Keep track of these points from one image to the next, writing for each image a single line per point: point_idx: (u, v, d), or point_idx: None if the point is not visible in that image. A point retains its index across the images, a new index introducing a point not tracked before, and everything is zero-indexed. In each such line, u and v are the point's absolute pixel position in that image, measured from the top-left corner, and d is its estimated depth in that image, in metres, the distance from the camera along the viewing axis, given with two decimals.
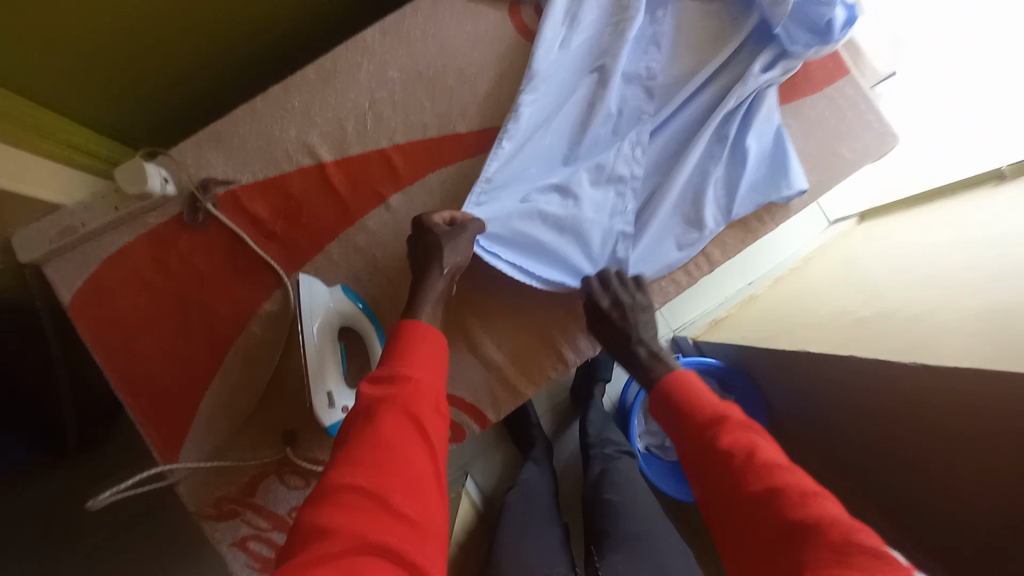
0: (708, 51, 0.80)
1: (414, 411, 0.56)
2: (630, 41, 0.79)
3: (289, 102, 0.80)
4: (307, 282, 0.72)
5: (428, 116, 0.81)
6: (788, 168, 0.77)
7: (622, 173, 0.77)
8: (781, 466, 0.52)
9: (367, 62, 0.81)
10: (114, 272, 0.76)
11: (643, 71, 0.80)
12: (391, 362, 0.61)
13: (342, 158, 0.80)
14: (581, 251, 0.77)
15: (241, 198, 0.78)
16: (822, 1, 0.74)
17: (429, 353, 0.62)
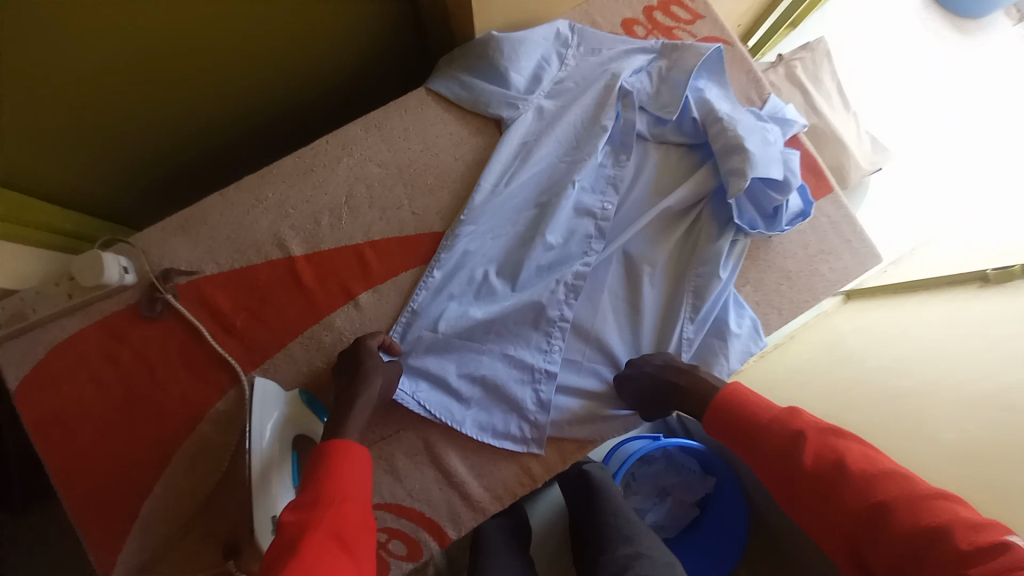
0: (665, 195, 0.77)
1: (340, 533, 0.53)
2: (585, 180, 0.76)
3: (264, 193, 0.79)
4: (260, 383, 0.68)
5: (405, 213, 0.79)
6: (724, 332, 0.76)
7: (550, 320, 0.76)
8: (876, 468, 0.53)
9: (346, 156, 0.80)
10: (62, 362, 0.73)
11: (596, 210, 0.76)
12: (313, 486, 0.57)
13: (313, 253, 0.77)
14: (501, 394, 0.76)
15: (204, 290, 0.76)
16: (775, 188, 0.73)
17: (354, 467, 0.60)
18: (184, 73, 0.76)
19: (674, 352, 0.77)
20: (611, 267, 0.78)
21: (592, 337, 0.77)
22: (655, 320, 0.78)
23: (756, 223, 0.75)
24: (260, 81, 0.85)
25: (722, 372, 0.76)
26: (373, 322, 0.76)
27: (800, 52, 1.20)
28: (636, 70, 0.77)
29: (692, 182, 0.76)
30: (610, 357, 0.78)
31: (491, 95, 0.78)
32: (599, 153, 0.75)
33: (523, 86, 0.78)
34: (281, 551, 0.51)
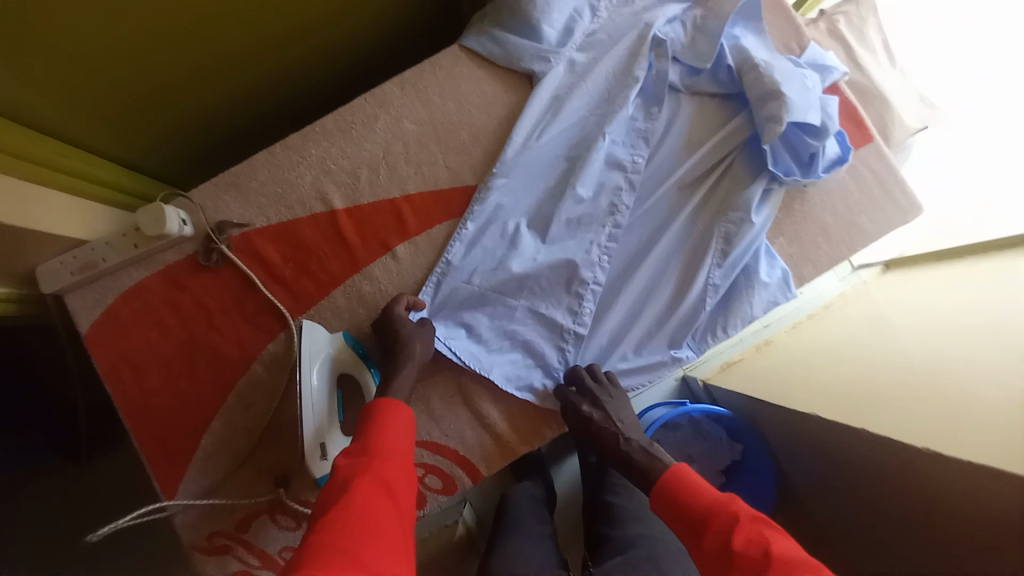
0: (697, 146, 0.78)
1: (386, 481, 0.57)
2: (617, 132, 0.77)
3: (307, 150, 0.82)
4: (308, 328, 0.72)
5: (440, 168, 0.82)
6: (753, 278, 0.75)
7: (579, 273, 0.77)
8: (799, 557, 0.50)
9: (383, 113, 0.83)
10: (130, 306, 0.80)
11: (627, 162, 0.77)
12: (362, 437, 0.62)
13: (353, 207, 0.81)
14: (532, 341, 0.79)
15: (256, 242, 0.81)
16: (811, 133, 0.72)
17: (398, 426, 0.63)
18: (233, 37, 0.80)
19: (698, 299, 0.77)
20: (639, 222, 0.80)
21: (619, 289, 0.79)
22: (684, 272, 0.78)
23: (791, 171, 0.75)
24: (301, 45, 0.89)
25: (748, 321, 0.75)
26: (410, 273, 0.80)
27: (845, 5, 1.15)
28: (669, 20, 0.77)
29: (725, 133, 0.77)
30: (637, 309, 0.78)
31: (524, 49, 0.79)
32: (630, 105, 0.76)
33: (555, 40, 0.78)
34: (333, 493, 0.55)
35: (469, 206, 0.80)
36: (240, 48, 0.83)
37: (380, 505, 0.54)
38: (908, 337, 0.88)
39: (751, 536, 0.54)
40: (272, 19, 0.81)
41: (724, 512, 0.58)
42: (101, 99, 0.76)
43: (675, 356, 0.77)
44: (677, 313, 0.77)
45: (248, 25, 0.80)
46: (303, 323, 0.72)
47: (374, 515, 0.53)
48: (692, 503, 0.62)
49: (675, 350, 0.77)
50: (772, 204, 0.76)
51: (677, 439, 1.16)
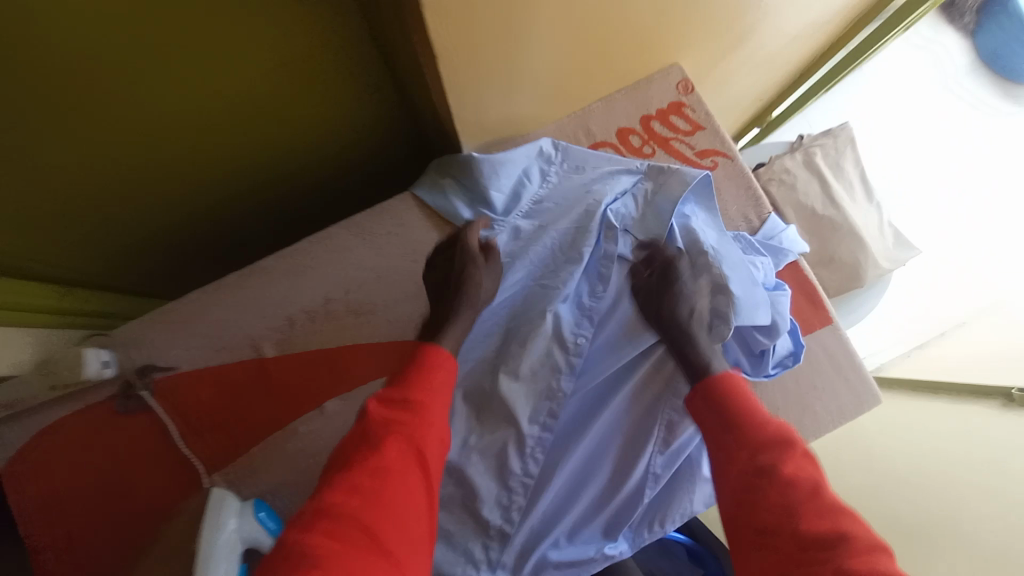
0: (644, 326, 0.75)
1: (416, 449, 0.58)
2: (560, 309, 0.74)
3: (244, 291, 0.79)
4: (218, 494, 0.70)
5: (380, 320, 0.78)
6: (696, 471, 0.72)
7: (514, 452, 0.72)
8: (840, 509, 0.49)
9: (326, 256, 0.80)
10: (37, 448, 0.75)
11: (570, 341, 0.74)
12: (404, 387, 0.63)
13: (285, 355, 0.77)
14: (454, 534, 0.70)
15: (180, 387, 0.77)
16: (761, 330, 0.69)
17: (442, 391, 0.63)
18: (170, 164, 0.79)
19: (637, 486, 0.72)
20: (582, 395, 0.76)
21: (558, 469, 0.73)
22: (626, 455, 0.74)
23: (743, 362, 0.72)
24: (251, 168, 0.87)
25: (686, 515, 0.71)
26: (339, 431, 0.75)
27: (821, 138, 1.15)
28: (619, 191, 0.78)
29: None
30: (573, 495, 0.73)
31: (474, 215, 0.78)
32: (574, 282, 0.75)
33: (502, 204, 0.79)
34: (358, 442, 0.57)
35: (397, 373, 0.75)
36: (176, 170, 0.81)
37: (394, 494, 0.53)
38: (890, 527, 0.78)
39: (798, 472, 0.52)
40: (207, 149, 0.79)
41: (772, 431, 0.55)
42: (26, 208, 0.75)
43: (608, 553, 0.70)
44: (617, 501, 0.72)
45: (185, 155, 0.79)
46: (213, 491, 0.70)
47: (388, 515, 0.52)
48: (734, 410, 0.58)
49: (610, 546, 0.71)
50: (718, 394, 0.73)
51: None
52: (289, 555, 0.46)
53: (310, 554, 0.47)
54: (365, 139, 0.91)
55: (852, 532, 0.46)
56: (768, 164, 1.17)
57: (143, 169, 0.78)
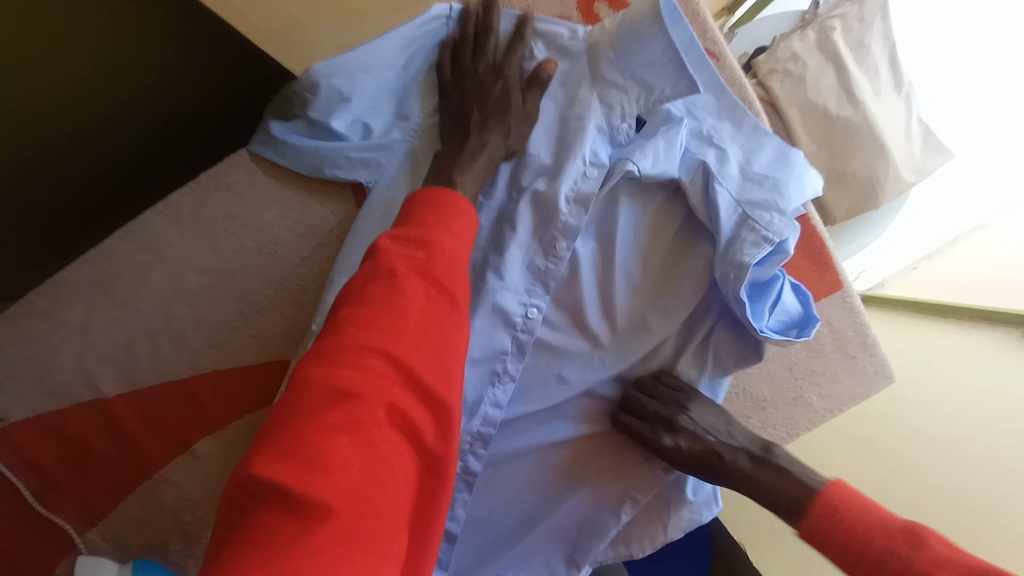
0: (618, 299, 0.57)
1: (434, 294, 0.42)
2: (508, 276, 0.54)
3: (59, 314, 0.59)
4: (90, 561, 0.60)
5: (246, 340, 0.59)
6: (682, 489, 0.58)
7: None
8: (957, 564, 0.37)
9: (156, 260, 0.58)
10: None
11: (520, 318, 0.55)
12: (417, 219, 0.45)
13: (133, 392, 0.59)
14: None
15: (18, 440, 0.59)
16: (762, 296, 0.54)
17: (456, 239, 0.45)
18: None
19: (605, 509, 0.58)
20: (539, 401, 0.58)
21: (508, 489, 0.59)
22: (588, 466, 0.59)
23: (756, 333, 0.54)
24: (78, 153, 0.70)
25: (657, 542, 0.59)
26: (224, 475, 0.61)
27: (842, 3, 0.84)
28: (568, 82, 0.56)
29: (654, 285, 0.57)
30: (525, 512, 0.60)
31: (349, 151, 0.55)
32: (524, 237, 0.55)
33: (383, 133, 0.56)
34: (369, 286, 0.41)
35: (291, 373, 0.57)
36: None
37: (427, 343, 0.40)
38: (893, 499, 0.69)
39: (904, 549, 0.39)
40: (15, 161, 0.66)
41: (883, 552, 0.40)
42: None
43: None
44: (580, 522, 0.59)
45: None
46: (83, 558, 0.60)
47: (423, 344, 0.39)
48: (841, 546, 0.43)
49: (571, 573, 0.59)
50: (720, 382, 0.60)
51: None
52: (316, 401, 0.35)
53: (346, 392, 0.36)
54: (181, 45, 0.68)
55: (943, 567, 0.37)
56: (769, 48, 0.87)
57: None
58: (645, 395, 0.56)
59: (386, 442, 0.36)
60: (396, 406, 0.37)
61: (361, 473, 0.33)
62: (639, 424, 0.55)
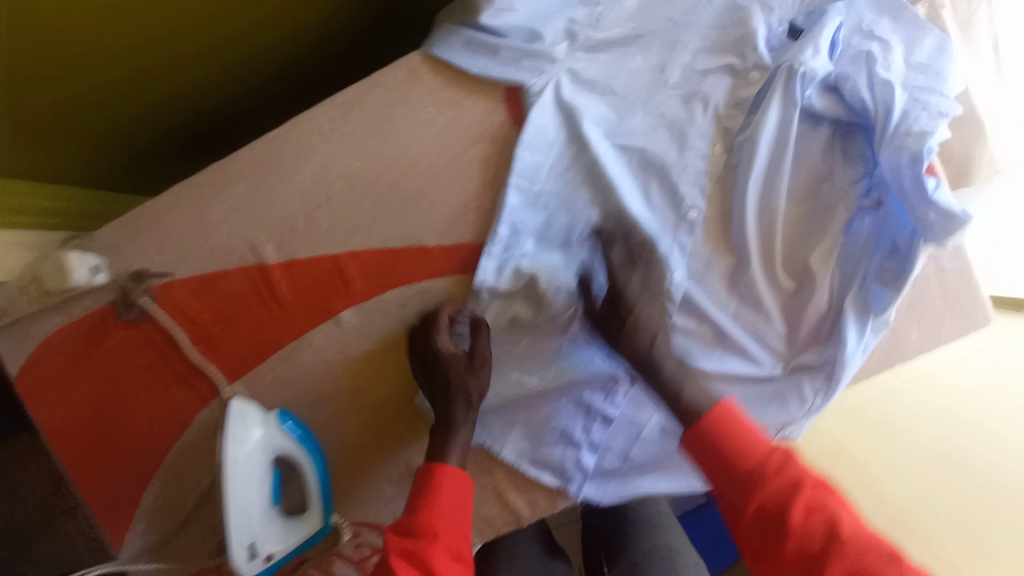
0: (767, 206, 0.61)
1: (433, 572, 0.51)
2: (667, 180, 0.63)
3: (231, 187, 0.67)
4: (239, 406, 0.64)
5: (391, 221, 0.66)
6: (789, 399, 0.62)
7: (585, 347, 0.68)
8: (773, 457, 0.49)
9: (322, 145, 0.65)
10: (51, 355, 0.73)
11: (672, 223, 0.63)
12: (412, 509, 0.56)
13: (287, 261, 0.67)
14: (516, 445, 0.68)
15: (177, 296, 0.69)
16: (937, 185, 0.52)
17: (453, 504, 0.56)
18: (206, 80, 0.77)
19: None
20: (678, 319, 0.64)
21: (648, 414, 0.67)
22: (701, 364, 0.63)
23: (919, 241, 0.54)
24: (182, 95, 0.76)
25: None
26: (359, 343, 0.69)
27: None
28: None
29: (802, 195, 0.60)
30: (637, 413, 0.68)
31: (519, 51, 0.61)
32: (686, 145, 0.62)
33: (552, 39, 0.61)
34: None
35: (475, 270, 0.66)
36: (52, 111, 0.67)
37: None
38: None
39: (828, 512, 0.45)
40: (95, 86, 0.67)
41: (764, 463, 0.48)
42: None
43: (675, 482, 0.69)
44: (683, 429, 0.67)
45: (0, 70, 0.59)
46: (232, 403, 0.64)
47: None
48: (727, 448, 0.51)
49: (684, 478, 0.69)
50: (881, 330, 0.59)
51: None
52: None
53: None
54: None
55: (796, 474, 0.47)
56: None
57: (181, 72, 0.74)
58: (784, 272, 0.62)
59: None
60: None
61: None
62: (752, 314, 0.63)
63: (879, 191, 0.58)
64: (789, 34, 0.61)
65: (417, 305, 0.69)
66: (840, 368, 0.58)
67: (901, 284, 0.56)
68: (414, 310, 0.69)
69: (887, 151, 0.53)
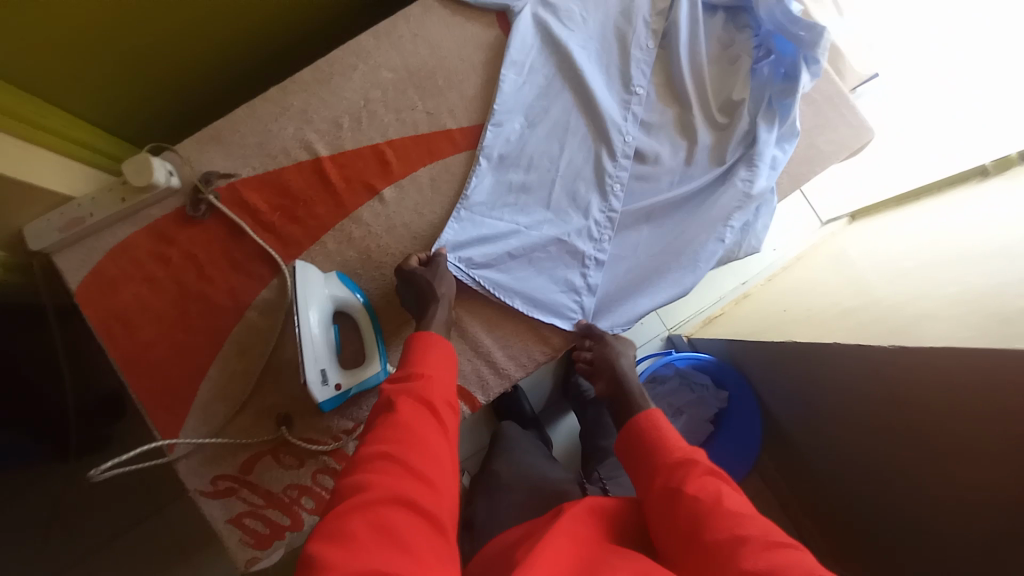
0: (693, 70, 0.85)
1: (432, 404, 0.61)
2: (620, 64, 0.86)
3: (288, 102, 0.84)
4: (303, 270, 0.73)
5: (420, 114, 0.85)
6: (738, 208, 0.84)
7: (579, 196, 0.84)
8: (692, 450, 0.64)
9: (360, 63, 0.85)
10: (117, 262, 0.81)
11: (624, 94, 0.86)
12: (405, 364, 0.66)
13: (336, 153, 0.83)
14: (538, 285, 0.83)
15: (241, 191, 0.82)
16: (796, 23, 0.77)
17: (441, 354, 0.66)
18: (246, 59, 0.93)
19: (679, 231, 0.85)
20: (643, 169, 0.85)
21: (634, 243, 0.86)
22: (663, 195, 0.85)
23: (800, 61, 0.79)
24: (220, 67, 0.91)
25: (713, 253, 0.85)
26: (400, 213, 0.83)
27: None
28: None
29: (719, 59, 0.85)
30: (626, 244, 0.86)
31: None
32: (628, 36, 0.85)
33: None
34: (378, 416, 0.60)
35: (480, 147, 0.84)
36: (118, 74, 0.81)
37: (417, 443, 0.57)
38: (869, 275, 1.01)
39: (719, 483, 0.58)
40: (179, 46, 0.83)
41: (677, 452, 0.63)
42: (86, 68, 0.77)
43: (669, 293, 0.85)
44: (667, 249, 0.85)
45: (123, 21, 0.74)
46: (296, 265, 0.73)
47: (418, 445, 0.56)
48: (655, 441, 0.66)
49: (676, 291, 0.86)
50: (790, 143, 0.83)
51: (666, 390, 1.26)
52: (345, 506, 0.51)
53: (365, 485, 0.52)
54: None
55: (701, 459, 0.62)
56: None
57: (230, 57, 0.90)
58: (720, 115, 0.85)
59: (395, 519, 0.50)
60: (400, 493, 0.52)
61: (369, 528, 0.49)
62: (697, 150, 0.84)
63: (766, 43, 0.83)
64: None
65: (446, 175, 0.85)
66: (757, 166, 0.82)
67: (793, 93, 0.80)
68: (445, 180, 0.85)
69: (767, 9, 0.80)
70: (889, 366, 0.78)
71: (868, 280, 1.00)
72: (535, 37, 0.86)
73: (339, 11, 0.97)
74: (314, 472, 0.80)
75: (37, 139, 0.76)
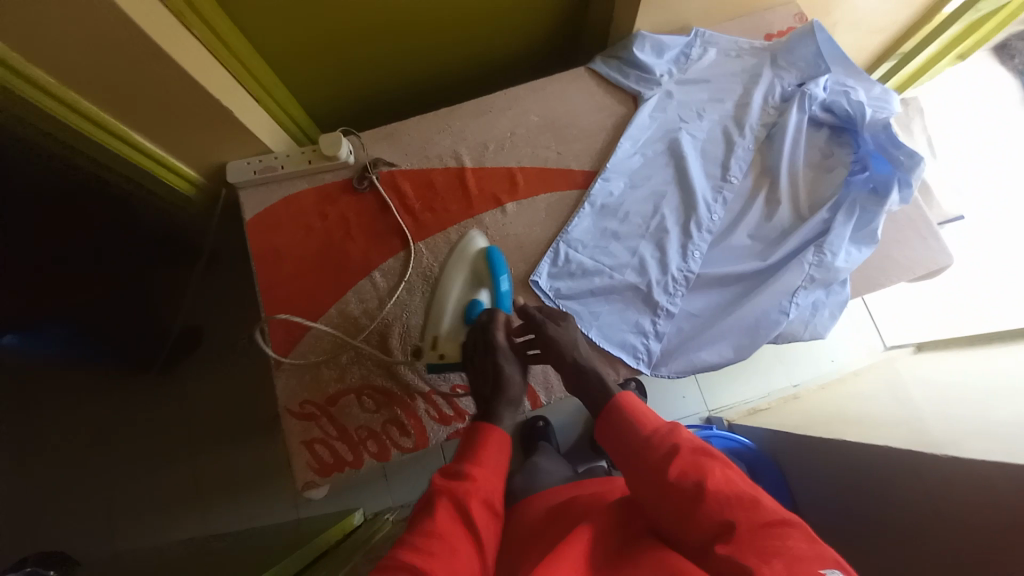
0: (789, 171, 0.98)
1: (477, 514, 0.60)
2: (724, 152, 1.00)
3: (451, 122, 1.05)
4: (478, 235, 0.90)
5: (551, 153, 1.03)
6: (811, 292, 0.92)
7: (662, 252, 0.96)
8: (667, 429, 0.63)
9: (514, 105, 1.06)
10: (287, 208, 1.01)
11: (721, 178, 0.99)
12: (461, 459, 0.66)
13: (478, 167, 1.02)
14: (611, 318, 0.94)
15: (397, 179, 1.01)
16: (897, 146, 0.90)
17: (495, 454, 0.66)
18: (424, 86, 1.17)
19: (750, 299, 0.93)
20: (724, 244, 0.97)
21: (704, 302, 0.96)
22: (741, 268, 0.94)
23: (894, 180, 0.91)
24: (403, 86, 1.15)
25: (778, 327, 0.92)
26: (516, 225, 0.99)
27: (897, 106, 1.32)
28: (758, 61, 1.03)
29: (815, 165, 0.98)
30: (696, 302, 0.96)
31: (638, 79, 1.05)
32: (737, 132, 1.00)
33: (659, 72, 1.04)
34: (424, 509, 0.61)
35: (587, 195, 0.99)
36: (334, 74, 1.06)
37: (451, 556, 0.56)
38: (928, 399, 1.02)
39: (703, 463, 0.58)
40: (381, 64, 1.07)
41: (657, 435, 0.63)
42: (315, 65, 1.03)
43: (729, 353, 0.93)
44: (734, 314, 0.94)
45: (353, 39, 0.99)
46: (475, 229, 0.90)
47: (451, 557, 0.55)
48: (633, 426, 0.66)
49: (736, 352, 0.93)
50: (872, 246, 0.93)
51: None
52: None
53: None
54: (528, 56, 1.19)
55: (681, 441, 0.61)
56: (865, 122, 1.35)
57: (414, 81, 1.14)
58: (807, 212, 0.96)
59: None
60: None
61: None
62: (776, 239, 0.96)
63: (862, 160, 0.96)
64: (797, 86, 1.00)
65: (561, 204, 1.00)
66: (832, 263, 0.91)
67: (879, 205, 0.92)
68: (559, 208, 1.00)
69: (870, 131, 0.93)
70: (919, 476, 0.79)
71: (926, 403, 1.01)
72: (659, 115, 1.04)
73: (503, 66, 1.20)
74: (385, 420, 0.91)
75: (265, 103, 1.01)
